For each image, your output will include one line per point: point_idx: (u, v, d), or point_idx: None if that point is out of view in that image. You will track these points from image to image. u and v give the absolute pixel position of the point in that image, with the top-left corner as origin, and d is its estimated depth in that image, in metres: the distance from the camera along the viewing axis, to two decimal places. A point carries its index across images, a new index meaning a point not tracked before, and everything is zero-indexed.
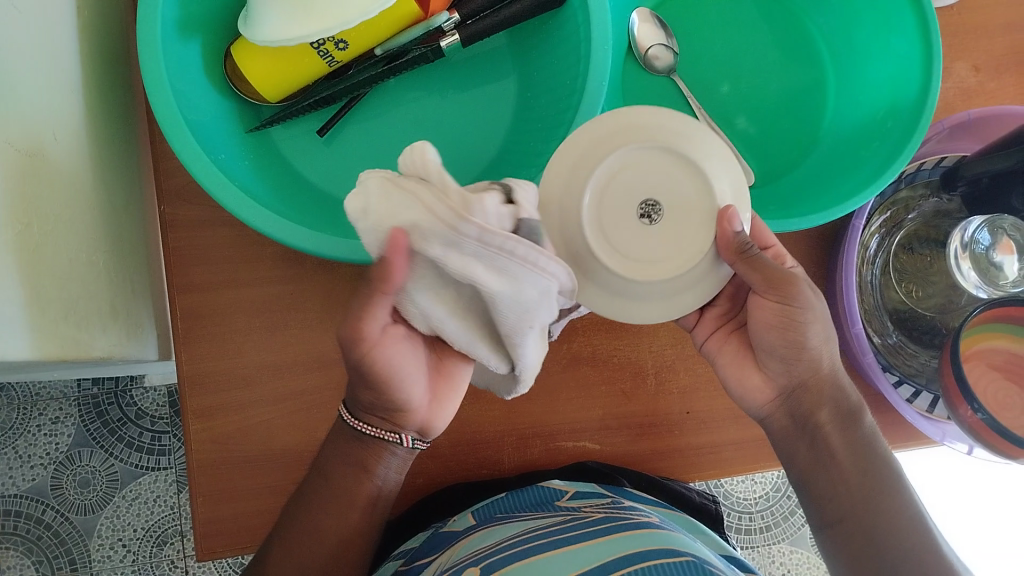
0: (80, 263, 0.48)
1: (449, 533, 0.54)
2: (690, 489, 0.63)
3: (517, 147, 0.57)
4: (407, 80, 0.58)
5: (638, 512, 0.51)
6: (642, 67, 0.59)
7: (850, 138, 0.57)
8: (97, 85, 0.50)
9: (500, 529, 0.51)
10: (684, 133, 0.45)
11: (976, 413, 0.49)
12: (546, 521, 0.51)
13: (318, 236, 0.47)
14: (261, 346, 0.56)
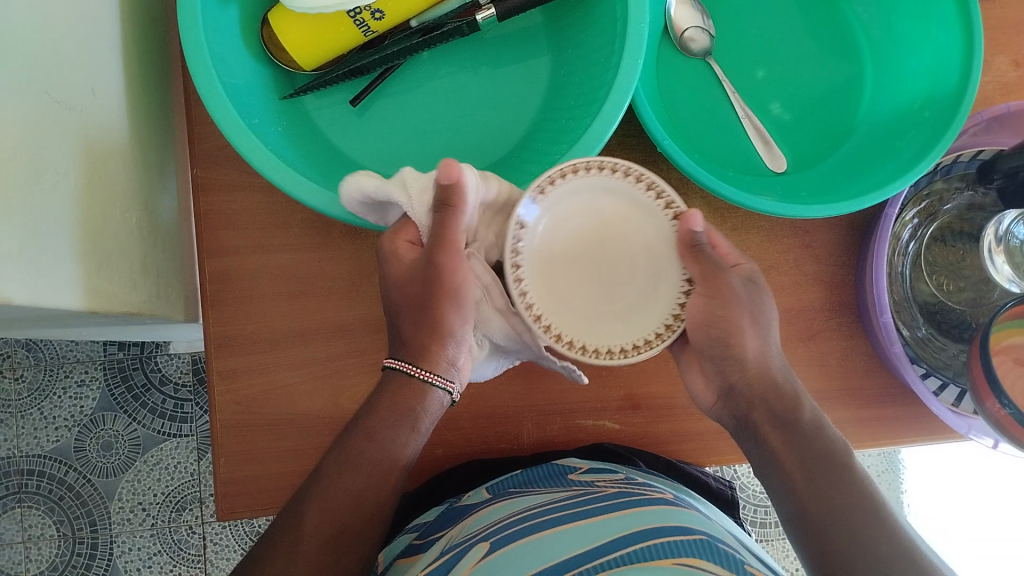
0: (112, 220, 0.48)
1: (463, 507, 0.54)
2: (705, 475, 0.62)
3: (548, 124, 0.57)
4: (441, 53, 0.58)
5: (654, 489, 0.51)
6: (677, 49, 0.59)
7: (886, 126, 0.57)
8: (135, 45, 0.50)
9: (510, 503, 0.51)
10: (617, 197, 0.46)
11: (1004, 408, 0.49)
12: (560, 495, 0.51)
13: (350, 205, 0.47)
14: (286, 312, 0.56)
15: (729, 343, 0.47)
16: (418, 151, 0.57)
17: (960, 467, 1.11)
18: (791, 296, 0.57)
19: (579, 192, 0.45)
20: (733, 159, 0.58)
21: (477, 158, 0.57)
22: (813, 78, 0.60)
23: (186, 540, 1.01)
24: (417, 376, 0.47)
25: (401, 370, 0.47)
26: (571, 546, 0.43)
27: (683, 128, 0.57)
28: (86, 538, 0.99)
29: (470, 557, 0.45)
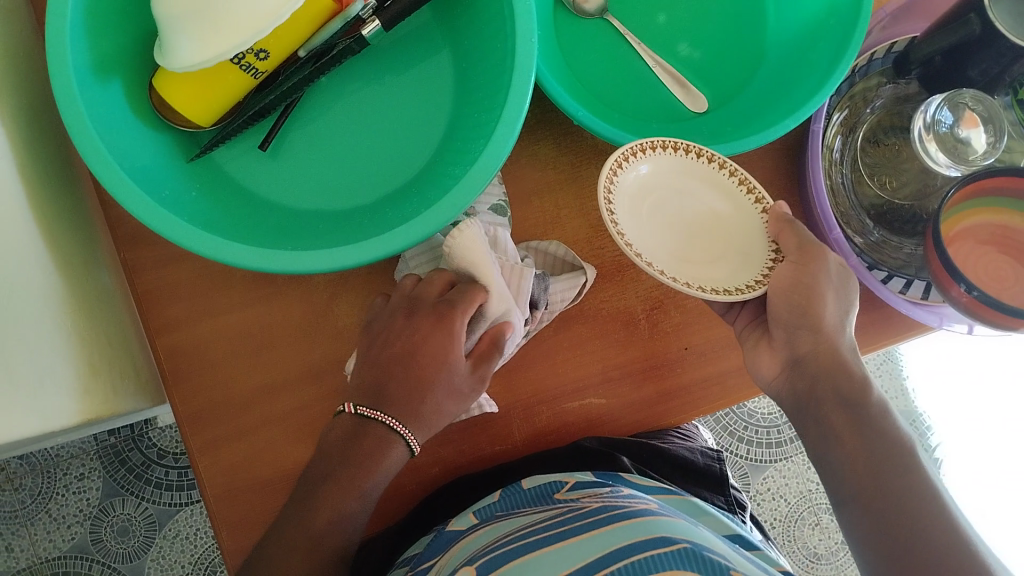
0: (46, 327, 0.47)
1: (449, 533, 0.53)
2: (693, 452, 0.67)
3: (461, 119, 0.55)
4: (340, 74, 0.57)
5: (638, 500, 0.51)
6: (573, 14, 0.58)
7: (794, 41, 0.56)
8: (26, 145, 0.49)
9: (499, 526, 0.51)
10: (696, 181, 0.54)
11: (969, 291, 0.48)
12: (544, 515, 0.51)
13: (279, 252, 0.47)
14: (250, 370, 0.55)
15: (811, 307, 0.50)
16: (341, 177, 0.56)
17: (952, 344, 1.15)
18: None
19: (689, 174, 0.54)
20: (654, 110, 0.57)
21: (402, 171, 0.56)
22: (713, 8, 0.59)
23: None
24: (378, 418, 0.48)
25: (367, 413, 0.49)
26: (553, 569, 0.43)
27: (598, 91, 0.57)
28: None
29: None
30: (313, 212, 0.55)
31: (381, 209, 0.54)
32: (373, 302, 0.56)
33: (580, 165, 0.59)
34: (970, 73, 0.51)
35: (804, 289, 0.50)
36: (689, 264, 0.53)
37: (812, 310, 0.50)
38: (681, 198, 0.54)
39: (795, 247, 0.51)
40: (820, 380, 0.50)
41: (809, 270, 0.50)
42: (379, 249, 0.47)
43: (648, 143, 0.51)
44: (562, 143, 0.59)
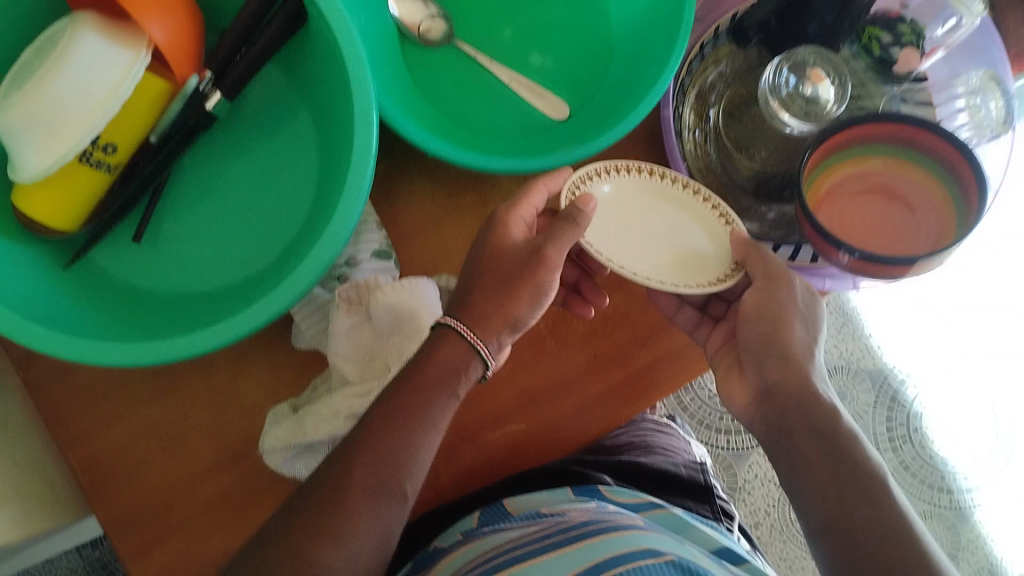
0: None
1: (435, 551, 0.60)
2: (678, 467, 0.79)
3: (325, 173, 0.55)
4: (201, 151, 0.57)
5: (621, 516, 0.57)
6: (421, 46, 0.58)
7: (639, 30, 0.57)
8: None
9: (481, 543, 0.56)
10: (678, 214, 0.56)
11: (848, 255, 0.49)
12: (522, 534, 0.56)
13: (159, 345, 0.47)
14: (169, 465, 0.55)
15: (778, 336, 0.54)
16: (221, 251, 0.56)
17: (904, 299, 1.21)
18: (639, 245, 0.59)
19: (675, 206, 0.57)
20: (516, 123, 0.57)
21: (280, 232, 0.56)
22: (557, 15, 0.60)
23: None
24: (461, 328, 0.49)
25: (450, 323, 0.50)
26: None
27: (459, 118, 0.57)
28: None
29: None
30: (199, 292, 0.55)
31: (266, 276, 0.54)
32: (277, 373, 0.57)
33: (459, 196, 0.59)
34: (807, 26, 0.52)
35: (776, 314, 0.54)
36: (647, 266, 0.54)
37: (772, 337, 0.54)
38: (667, 224, 0.56)
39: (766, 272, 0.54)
40: (791, 411, 0.52)
41: (776, 295, 0.54)
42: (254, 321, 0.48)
43: (608, 165, 0.56)
44: (438, 177, 0.60)
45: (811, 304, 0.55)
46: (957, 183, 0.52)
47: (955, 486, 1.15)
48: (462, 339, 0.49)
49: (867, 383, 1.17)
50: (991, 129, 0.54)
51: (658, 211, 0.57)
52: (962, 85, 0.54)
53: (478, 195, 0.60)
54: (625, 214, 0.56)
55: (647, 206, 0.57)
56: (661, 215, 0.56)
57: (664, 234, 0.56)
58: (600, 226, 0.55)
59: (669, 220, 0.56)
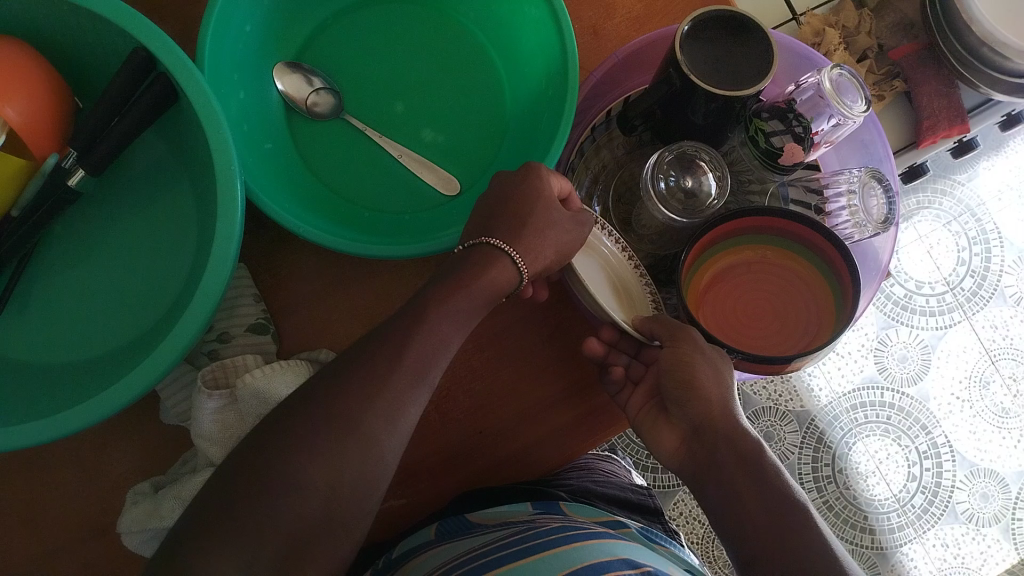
0: None
1: (403, 553, 0.58)
2: (626, 491, 0.78)
3: (200, 246, 0.54)
4: (74, 217, 0.55)
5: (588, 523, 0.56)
6: (308, 118, 0.57)
7: (531, 111, 0.56)
8: None
9: (453, 548, 0.54)
10: (622, 304, 0.53)
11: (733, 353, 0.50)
12: (498, 535, 0.54)
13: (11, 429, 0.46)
14: (22, 543, 0.52)
15: (705, 410, 0.49)
16: (93, 322, 0.54)
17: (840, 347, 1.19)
18: None
19: (625, 301, 0.54)
20: (406, 201, 0.57)
21: (155, 305, 0.54)
22: (451, 90, 0.59)
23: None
24: (499, 247, 0.48)
25: (489, 243, 0.48)
26: None
27: (344, 193, 0.56)
28: None
29: None
30: (67, 363, 0.53)
31: (137, 350, 0.52)
32: (143, 443, 0.54)
33: (344, 265, 0.57)
34: (693, 117, 0.51)
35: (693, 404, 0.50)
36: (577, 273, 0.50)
37: (690, 405, 0.50)
38: (607, 295, 0.53)
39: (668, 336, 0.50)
40: (724, 492, 0.47)
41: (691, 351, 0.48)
42: (105, 408, 0.46)
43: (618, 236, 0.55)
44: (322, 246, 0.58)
45: (721, 370, 0.48)
46: (837, 281, 0.51)
47: (878, 528, 1.14)
48: (504, 255, 0.47)
49: (794, 424, 1.17)
50: (871, 228, 0.51)
51: (609, 286, 0.53)
52: (845, 182, 0.53)
53: (366, 265, 0.57)
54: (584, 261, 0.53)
55: (604, 282, 0.54)
56: (605, 288, 0.53)
57: (602, 292, 0.52)
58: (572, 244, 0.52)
59: (612, 294, 0.53)
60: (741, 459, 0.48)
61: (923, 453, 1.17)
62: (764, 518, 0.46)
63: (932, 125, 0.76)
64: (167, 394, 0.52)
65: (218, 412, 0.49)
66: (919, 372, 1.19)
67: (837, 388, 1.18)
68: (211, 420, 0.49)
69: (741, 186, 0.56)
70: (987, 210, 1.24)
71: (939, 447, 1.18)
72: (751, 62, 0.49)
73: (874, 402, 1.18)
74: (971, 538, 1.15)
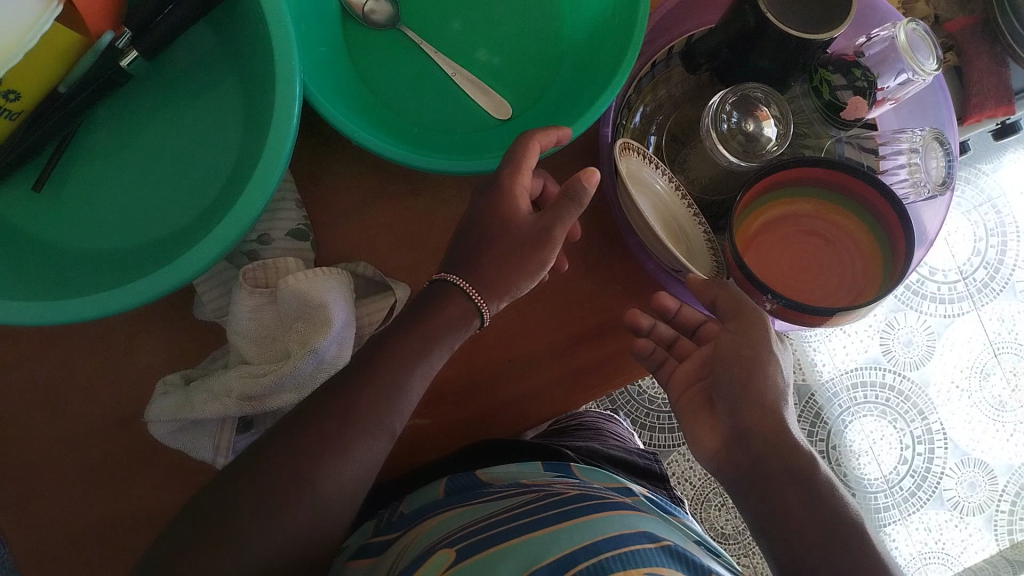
0: None
1: (410, 512, 0.59)
2: (633, 456, 0.77)
3: (245, 145, 0.53)
4: (117, 106, 0.54)
5: (605, 492, 0.57)
6: (363, 26, 0.56)
7: (592, 40, 0.55)
8: None
9: (468, 511, 0.55)
10: (680, 241, 0.53)
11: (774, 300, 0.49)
12: (517, 501, 0.55)
13: (48, 307, 0.45)
14: (43, 428, 0.51)
15: (748, 357, 0.49)
16: (129, 214, 0.53)
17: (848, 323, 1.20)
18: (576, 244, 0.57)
19: (686, 239, 0.54)
20: (455, 120, 0.55)
21: (195, 202, 0.53)
22: (509, 13, 0.58)
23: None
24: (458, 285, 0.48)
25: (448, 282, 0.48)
26: (527, 564, 0.46)
27: (394, 106, 0.55)
28: None
29: (438, 562, 0.49)
30: (100, 254, 0.52)
31: (176, 245, 0.52)
32: (173, 339, 0.53)
33: (387, 180, 0.56)
34: (759, 62, 0.50)
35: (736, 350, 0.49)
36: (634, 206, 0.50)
37: (733, 350, 0.49)
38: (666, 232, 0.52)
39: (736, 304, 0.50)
40: (760, 441, 0.47)
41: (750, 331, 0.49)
42: (146, 292, 0.45)
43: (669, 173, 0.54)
44: (367, 158, 0.57)
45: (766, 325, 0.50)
46: (890, 242, 0.51)
47: (865, 507, 1.16)
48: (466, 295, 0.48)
49: (794, 397, 1.17)
50: (929, 189, 0.52)
51: (667, 223, 0.53)
52: (907, 141, 0.53)
53: (410, 183, 0.57)
54: (644, 192, 0.53)
55: (663, 216, 0.53)
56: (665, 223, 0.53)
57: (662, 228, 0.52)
58: (631, 174, 0.52)
59: (669, 230, 0.53)
60: (778, 410, 0.48)
61: (917, 437, 1.18)
62: (798, 467, 0.46)
63: (979, 102, 0.75)
64: (207, 284, 0.51)
65: (258, 309, 0.49)
66: (923, 358, 1.20)
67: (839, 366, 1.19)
68: (249, 315, 0.49)
69: (796, 140, 0.56)
70: (1007, 203, 1.24)
71: (933, 433, 1.19)
72: (826, 8, 0.48)
73: (874, 383, 1.19)
74: (954, 525, 1.17)
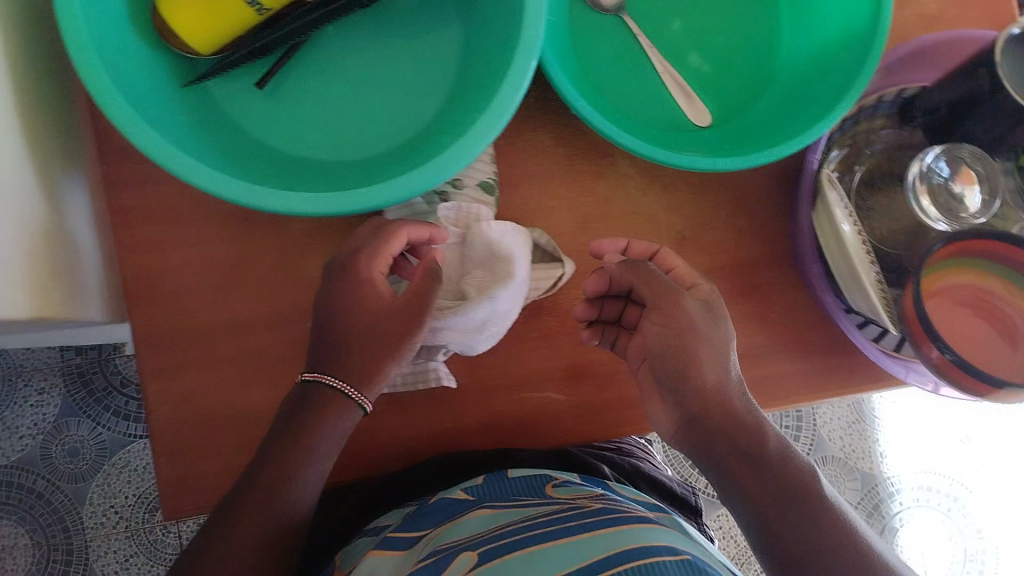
0: (20, 232, 0.46)
1: (440, 503, 0.55)
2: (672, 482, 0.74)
3: (459, 90, 0.54)
4: (345, 28, 0.56)
5: (634, 507, 0.53)
6: (590, 8, 0.57)
7: (809, 70, 0.55)
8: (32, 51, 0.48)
9: (491, 515, 0.52)
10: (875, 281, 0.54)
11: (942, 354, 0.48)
12: (541, 510, 0.51)
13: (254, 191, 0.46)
14: (215, 307, 0.55)
15: None
16: (332, 130, 0.55)
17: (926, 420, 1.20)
18: (737, 262, 0.59)
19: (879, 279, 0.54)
20: (655, 117, 0.56)
21: (396, 133, 0.55)
22: (729, 27, 0.58)
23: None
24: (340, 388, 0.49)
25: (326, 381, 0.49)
26: (553, 569, 0.43)
27: (601, 88, 0.55)
28: (60, 570, 1.04)
29: (461, 565, 0.45)
30: (298, 159, 0.54)
31: (372, 168, 0.53)
32: None
33: (575, 158, 0.58)
34: (975, 128, 0.51)
35: None
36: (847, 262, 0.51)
37: None
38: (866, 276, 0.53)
39: (653, 284, 0.52)
40: None
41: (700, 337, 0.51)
42: (357, 206, 0.46)
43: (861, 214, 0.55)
44: (562, 132, 0.58)
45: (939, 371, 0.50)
46: None
47: None
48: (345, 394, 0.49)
49: (857, 482, 1.15)
50: None
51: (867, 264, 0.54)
52: None
53: (595, 166, 0.58)
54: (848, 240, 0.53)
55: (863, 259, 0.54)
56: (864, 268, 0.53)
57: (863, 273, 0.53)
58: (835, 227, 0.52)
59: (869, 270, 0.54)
60: None
61: (969, 553, 1.16)
62: None
63: None
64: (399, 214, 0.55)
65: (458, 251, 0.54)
66: (992, 477, 1.18)
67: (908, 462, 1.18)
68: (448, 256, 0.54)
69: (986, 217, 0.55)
70: None
71: (986, 552, 1.17)
72: None
73: (938, 487, 1.18)
74: None
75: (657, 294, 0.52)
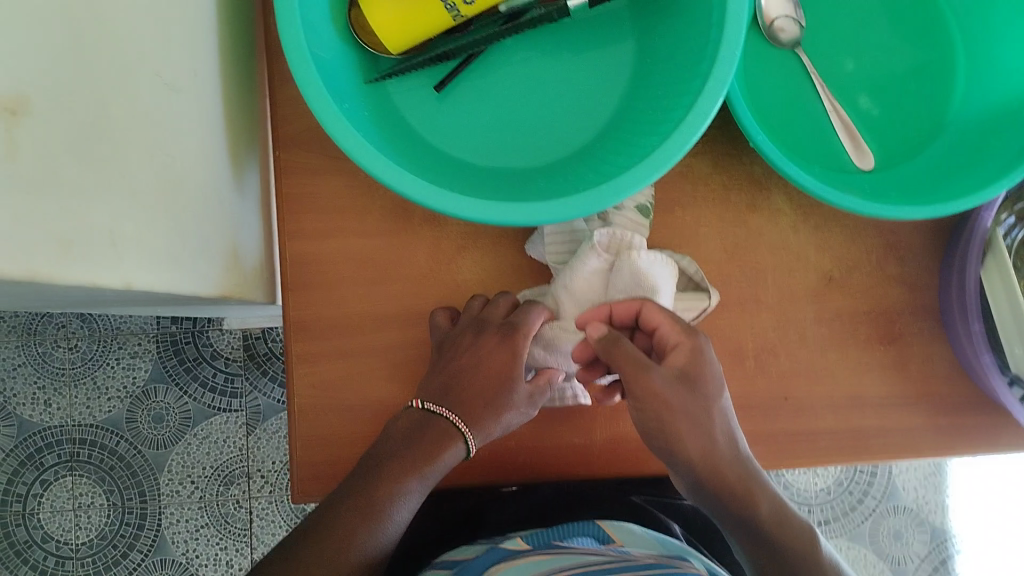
0: (214, 211, 0.47)
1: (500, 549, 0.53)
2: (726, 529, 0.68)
3: (635, 113, 0.54)
4: (522, 39, 0.56)
5: (686, 561, 0.48)
6: (765, 39, 0.58)
7: (983, 124, 0.56)
8: (233, 36, 0.50)
9: (548, 559, 0.49)
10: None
11: None
12: (595, 558, 0.48)
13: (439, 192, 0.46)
14: (366, 299, 0.57)
15: None
16: (499, 136, 0.56)
17: (1004, 481, 1.18)
18: (880, 310, 0.59)
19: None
20: (819, 154, 0.56)
21: (563, 146, 0.56)
22: (902, 71, 0.58)
23: (264, 542, 1.05)
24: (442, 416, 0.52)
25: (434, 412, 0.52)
26: None
27: (768, 121, 0.56)
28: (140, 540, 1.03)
29: None
30: (465, 163, 0.55)
31: (539, 178, 0.54)
32: (499, 264, 0.58)
33: (732, 187, 0.58)
34: None
35: None
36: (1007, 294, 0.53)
37: None
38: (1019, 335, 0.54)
39: (625, 367, 0.49)
40: None
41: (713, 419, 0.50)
42: (531, 218, 0.47)
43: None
44: (721, 162, 0.59)
45: None
46: None
47: None
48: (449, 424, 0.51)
49: (927, 535, 1.14)
50: None
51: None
52: None
53: (751, 198, 0.59)
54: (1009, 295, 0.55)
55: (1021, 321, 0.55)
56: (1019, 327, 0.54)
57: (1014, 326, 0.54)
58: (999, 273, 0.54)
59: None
60: None
61: None
62: None
63: None
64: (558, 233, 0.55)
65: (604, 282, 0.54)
66: None
67: (979, 522, 1.16)
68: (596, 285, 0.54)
69: None
70: None
71: None
72: None
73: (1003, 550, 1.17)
74: None
75: (625, 377, 0.49)
